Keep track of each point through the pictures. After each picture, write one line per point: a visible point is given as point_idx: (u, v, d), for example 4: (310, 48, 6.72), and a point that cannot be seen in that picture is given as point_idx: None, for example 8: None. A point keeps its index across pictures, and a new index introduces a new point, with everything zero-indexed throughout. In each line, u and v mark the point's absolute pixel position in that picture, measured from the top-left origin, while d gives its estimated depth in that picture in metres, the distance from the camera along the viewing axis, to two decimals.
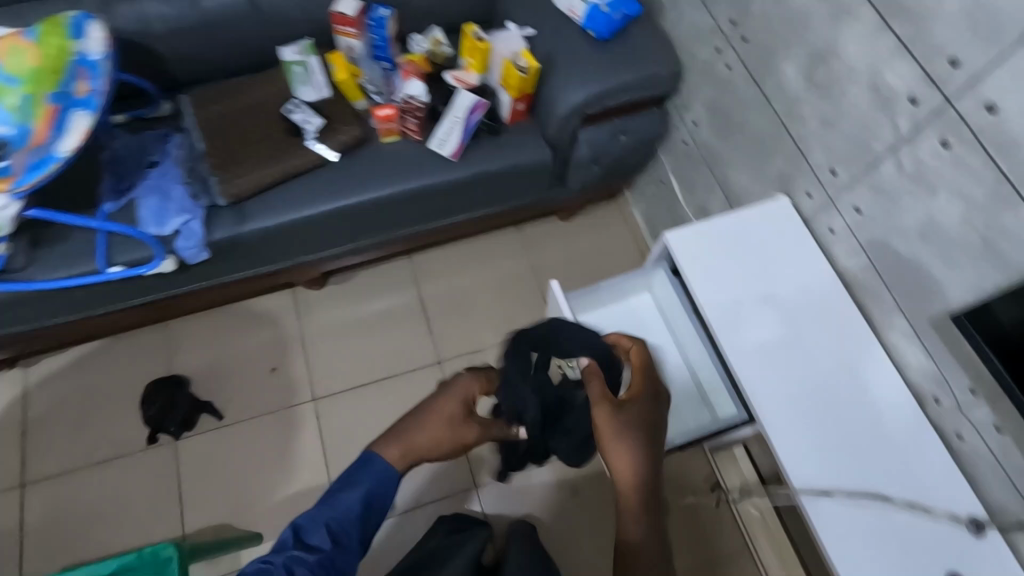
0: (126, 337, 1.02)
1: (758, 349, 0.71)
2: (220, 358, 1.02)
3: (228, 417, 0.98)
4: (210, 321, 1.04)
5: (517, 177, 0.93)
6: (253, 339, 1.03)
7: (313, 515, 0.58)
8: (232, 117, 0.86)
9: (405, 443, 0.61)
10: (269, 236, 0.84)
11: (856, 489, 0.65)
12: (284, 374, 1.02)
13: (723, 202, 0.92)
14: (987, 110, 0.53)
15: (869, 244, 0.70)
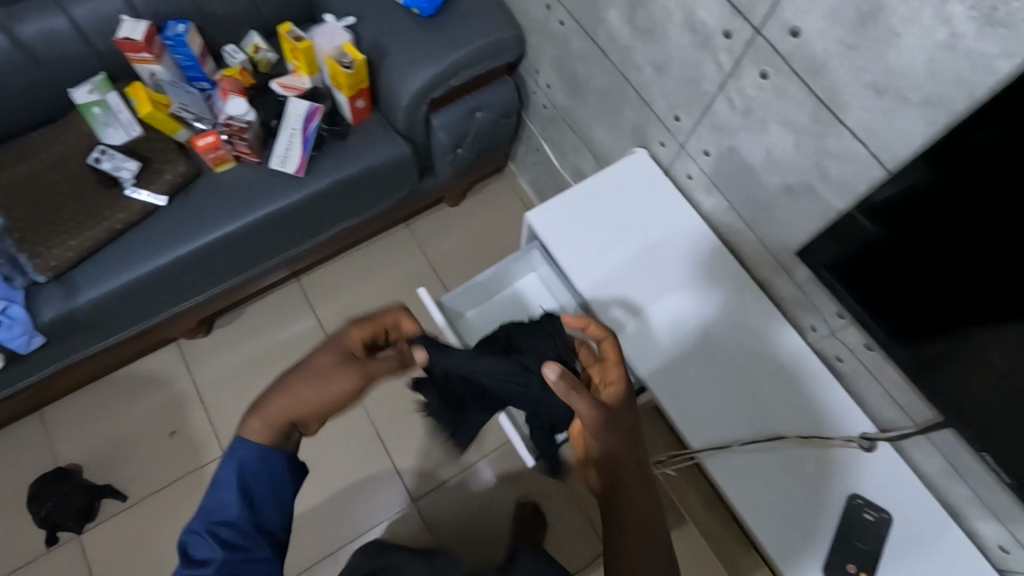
0: (48, 412, 1.27)
1: (618, 294, 0.94)
2: (111, 435, 1.27)
3: (130, 495, 1.23)
4: (92, 399, 1.29)
5: (356, 185, 1.20)
6: (141, 406, 1.30)
7: (192, 529, 0.63)
8: (51, 178, 1.07)
9: (269, 414, 0.68)
10: (102, 301, 1.03)
11: (757, 435, 0.87)
12: (182, 435, 1.28)
13: (589, 153, 1.23)
14: (792, 34, 0.70)
15: (720, 175, 0.93)
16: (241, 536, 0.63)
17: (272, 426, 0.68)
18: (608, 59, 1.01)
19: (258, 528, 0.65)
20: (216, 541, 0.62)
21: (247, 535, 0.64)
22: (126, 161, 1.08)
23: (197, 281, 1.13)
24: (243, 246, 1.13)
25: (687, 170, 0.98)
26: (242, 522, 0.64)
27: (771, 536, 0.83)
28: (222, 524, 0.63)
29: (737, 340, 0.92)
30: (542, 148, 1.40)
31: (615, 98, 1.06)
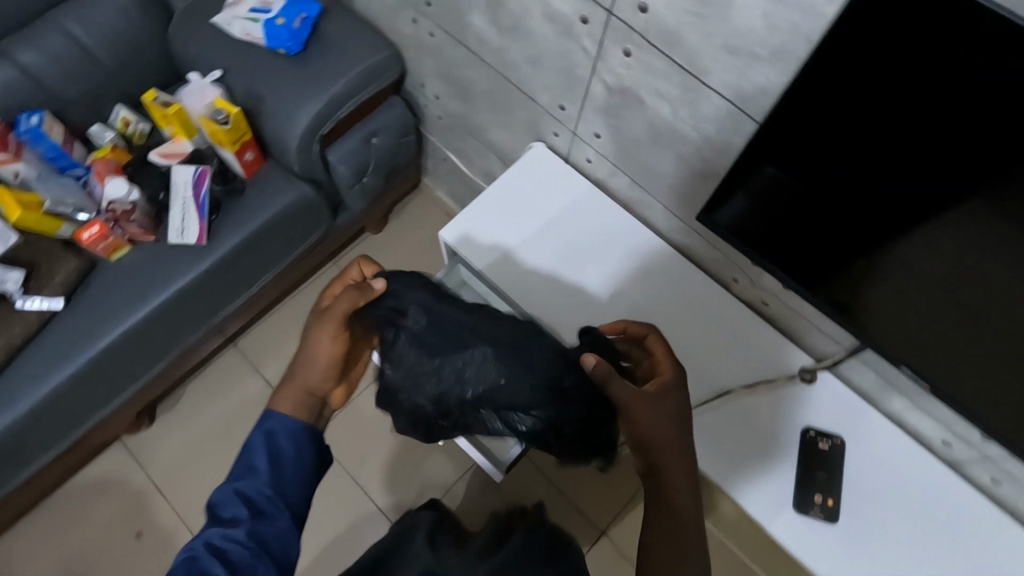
0: (19, 543, 1.38)
1: (599, 278, 1.00)
2: (85, 542, 1.39)
3: (101, 564, 1.38)
4: (56, 522, 1.40)
5: (287, 223, 1.27)
6: (108, 503, 1.43)
7: (223, 493, 0.67)
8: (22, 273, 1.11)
9: (292, 385, 0.74)
10: (89, 368, 1.11)
11: (776, 468, 0.90)
12: (147, 535, 1.40)
13: (492, 146, 1.28)
14: (641, 10, 0.73)
15: (616, 152, 0.97)
16: (267, 501, 0.67)
17: (294, 398, 0.74)
18: (484, 61, 1.05)
19: (281, 497, 0.68)
20: (244, 504, 0.66)
21: (275, 503, 0.67)
22: (129, 185, 1.14)
23: (201, 310, 1.24)
24: (217, 283, 1.22)
25: (585, 155, 1.04)
26: (269, 487, 0.68)
27: (815, 556, 0.85)
28: (256, 493, 0.67)
29: (672, 289, 1.00)
30: (449, 159, 1.50)
31: (505, 98, 1.10)
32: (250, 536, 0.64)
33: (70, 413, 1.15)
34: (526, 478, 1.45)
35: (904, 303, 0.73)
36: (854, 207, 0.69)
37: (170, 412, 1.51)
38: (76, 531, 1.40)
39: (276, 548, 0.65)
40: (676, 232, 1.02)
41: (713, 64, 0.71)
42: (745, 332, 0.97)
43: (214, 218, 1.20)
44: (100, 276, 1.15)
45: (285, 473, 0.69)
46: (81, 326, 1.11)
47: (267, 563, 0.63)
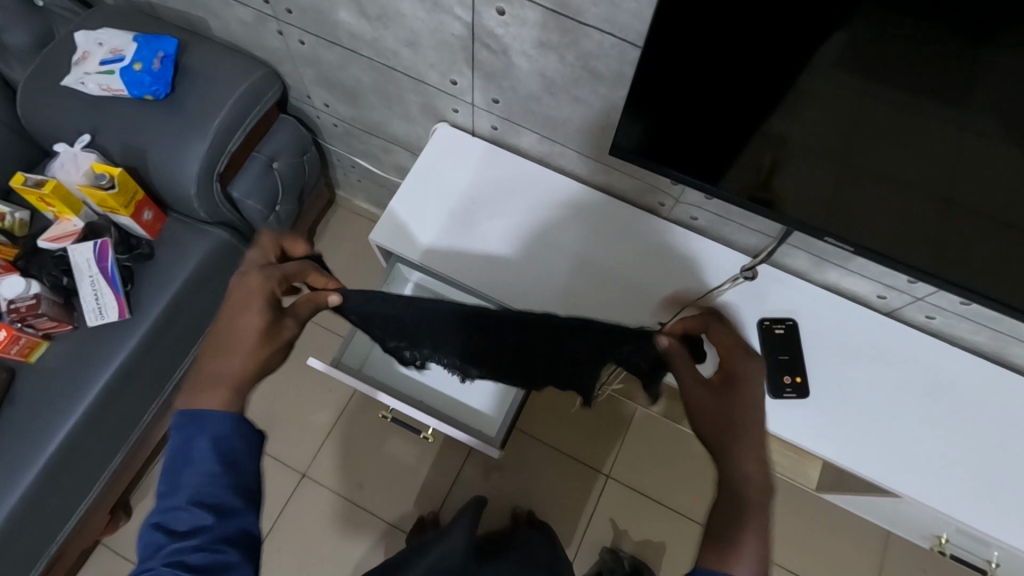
0: None
1: (533, 235, 1.02)
2: None
3: None
4: None
5: (213, 269, 1.21)
6: None
7: (166, 507, 0.58)
8: None
9: (222, 375, 0.64)
10: (44, 481, 1.04)
11: None
12: None
13: (395, 140, 1.26)
14: None
15: (519, 112, 0.98)
16: (229, 497, 0.59)
17: (225, 387, 0.64)
18: (363, 56, 1.02)
19: (242, 490, 0.61)
20: (201, 508, 0.58)
21: (234, 497, 0.60)
22: (24, 278, 1.05)
23: (145, 386, 1.17)
24: (156, 352, 1.16)
25: (489, 123, 1.05)
26: (227, 485, 0.60)
27: (801, 434, 0.91)
28: (211, 494, 0.59)
29: (604, 226, 1.04)
30: (356, 166, 1.48)
31: (394, 89, 1.08)
32: (217, 540, 0.57)
33: (37, 533, 1.07)
34: (521, 450, 1.48)
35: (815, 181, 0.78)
36: (737, 104, 0.72)
37: (147, 502, 1.44)
38: None
39: (248, 538, 0.59)
40: (595, 174, 1.05)
41: (584, 2, 0.72)
42: (679, 248, 1.02)
43: (129, 288, 1.14)
44: (27, 382, 1.08)
45: (242, 471, 0.61)
46: (20, 441, 1.04)
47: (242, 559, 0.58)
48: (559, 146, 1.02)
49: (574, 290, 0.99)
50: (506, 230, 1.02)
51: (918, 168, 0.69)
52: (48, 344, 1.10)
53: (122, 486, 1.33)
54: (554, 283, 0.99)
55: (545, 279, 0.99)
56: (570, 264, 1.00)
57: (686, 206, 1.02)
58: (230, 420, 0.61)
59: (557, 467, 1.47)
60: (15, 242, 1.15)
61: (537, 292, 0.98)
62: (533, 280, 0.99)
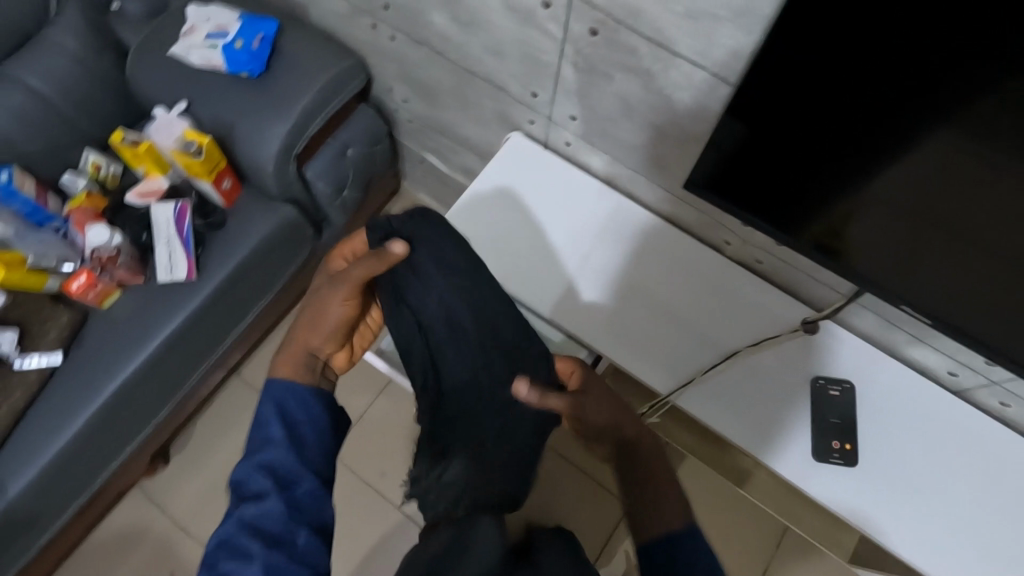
0: None
1: (592, 254, 1.01)
2: None
3: None
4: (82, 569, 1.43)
5: (278, 242, 1.26)
6: (136, 550, 1.45)
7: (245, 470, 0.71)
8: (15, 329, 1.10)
9: (295, 344, 0.82)
10: (100, 419, 1.11)
11: (792, 419, 0.91)
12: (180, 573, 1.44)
13: (465, 143, 1.28)
14: None
15: (593, 132, 0.97)
16: (292, 470, 0.71)
17: (291, 359, 0.81)
18: (448, 58, 1.04)
19: (307, 461, 0.73)
20: (268, 477, 0.70)
21: (298, 469, 0.72)
22: (110, 229, 1.12)
23: (199, 346, 1.24)
24: (215, 314, 1.23)
25: (563, 138, 1.04)
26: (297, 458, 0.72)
27: (842, 500, 0.86)
28: (280, 462, 0.71)
29: (663, 256, 1.02)
30: (424, 162, 1.51)
31: (473, 95, 1.10)
32: (284, 507, 0.68)
33: (85, 467, 1.15)
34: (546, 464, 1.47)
35: (895, 244, 0.74)
36: (823, 153, 0.69)
37: (185, 452, 1.53)
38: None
39: (313, 514, 0.71)
40: (660, 203, 1.03)
41: (678, 33, 0.71)
42: (738, 289, 0.99)
43: (200, 252, 1.20)
44: (95, 326, 1.14)
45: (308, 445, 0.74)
46: (83, 379, 1.11)
47: (305, 528, 0.69)
48: (629, 171, 1.00)
49: (626, 316, 0.98)
50: (568, 250, 1.01)
51: (1019, 245, 0.64)
52: (121, 292, 1.17)
53: (164, 435, 1.41)
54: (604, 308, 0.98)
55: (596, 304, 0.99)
56: (627, 292, 0.99)
57: (751, 249, 0.99)
58: (290, 393, 0.77)
59: (579, 488, 1.45)
60: (106, 193, 1.24)
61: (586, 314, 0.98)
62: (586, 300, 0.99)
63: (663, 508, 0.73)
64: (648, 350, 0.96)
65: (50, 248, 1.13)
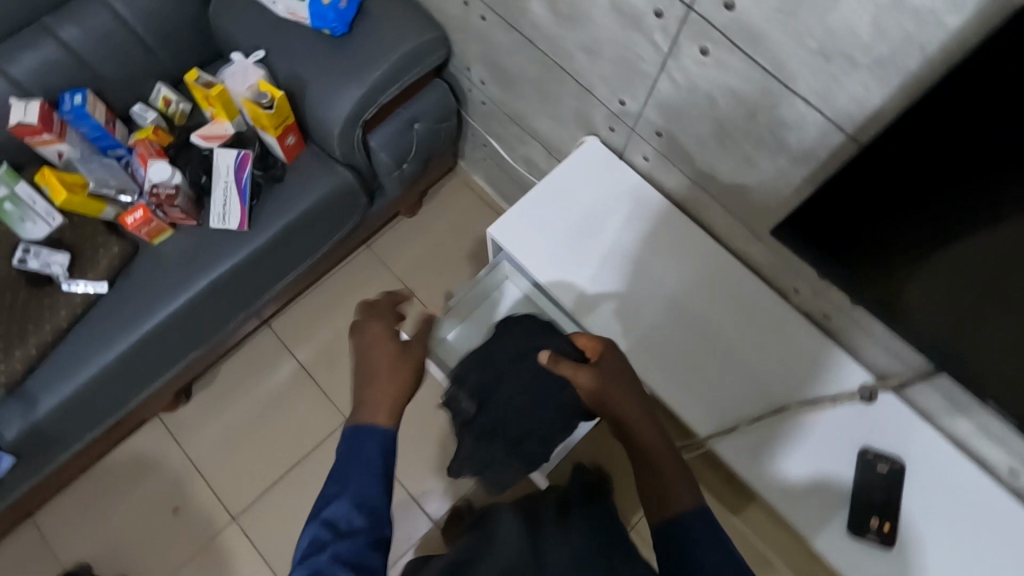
0: (58, 501, 1.45)
1: (652, 280, 0.97)
2: (122, 511, 1.46)
3: (139, 529, 1.45)
4: (93, 486, 1.47)
5: (332, 205, 1.25)
6: (147, 477, 1.49)
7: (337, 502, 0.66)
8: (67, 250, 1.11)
9: (381, 392, 0.74)
10: (134, 352, 1.12)
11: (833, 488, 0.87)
12: (184, 507, 1.47)
13: (535, 137, 1.24)
14: (725, 7, 0.68)
15: (676, 153, 0.93)
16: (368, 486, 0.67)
17: (385, 403, 0.73)
18: (538, 49, 1.00)
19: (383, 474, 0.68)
20: (359, 511, 0.65)
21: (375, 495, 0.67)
22: (171, 168, 1.12)
23: (238, 296, 1.24)
24: (259, 266, 1.22)
25: (642, 152, 1.00)
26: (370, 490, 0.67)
27: None
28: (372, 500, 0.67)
29: (727, 293, 0.97)
30: (487, 146, 1.48)
31: (555, 90, 1.06)
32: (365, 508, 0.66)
33: (112, 395, 1.17)
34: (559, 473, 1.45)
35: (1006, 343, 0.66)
36: (942, 228, 0.63)
37: (206, 391, 1.56)
38: (115, 502, 1.46)
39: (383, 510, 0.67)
40: (731, 236, 0.99)
41: (800, 68, 0.66)
42: (798, 340, 0.94)
43: (255, 203, 1.19)
44: (143, 260, 1.14)
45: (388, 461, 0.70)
46: (123, 310, 1.11)
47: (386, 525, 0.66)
48: (707, 198, 0.96)
49: (676, 347, 0.95)
50: (628, 270, 0.98)
51: None
52: (172, 232, 1.16)
53: (190, 373, 1.44)
54: (656, 335, 0.95)
55: (649, 331, 0.96)
56: (682, 322, 0.96)
57: (820, 301, 0.93)
58: (382, 435, 0.71)
59: None
60: (172, 129, 1.24)
61: (636, 337, 0.95)
62: (637, 325, 0.96)
63: (676, 486, 0.70)
64: (690, 386, 0.93)
65: (112, 176, 1.13)
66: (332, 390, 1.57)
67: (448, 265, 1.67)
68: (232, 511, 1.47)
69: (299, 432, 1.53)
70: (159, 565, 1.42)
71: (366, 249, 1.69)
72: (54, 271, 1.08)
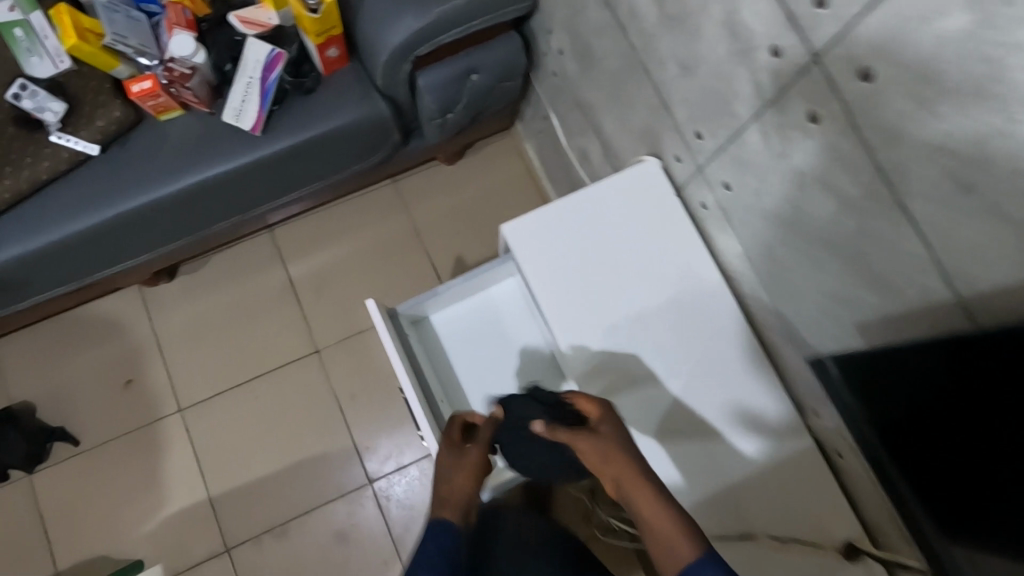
0: (25, 334, 1.45)
1: (659, 344, 0.84)
2: (79, 366, 1.45)
3: (90, 389, 1.44)
4: (60, 333, 1.46)
5: (357, 136, 1.13)
6: (111, 341, 1.46)
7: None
8: (69, 99, 1.03)
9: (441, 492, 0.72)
10: (109, 228, 1.05)
11: None
12: (137, 382, 1.45)
13: (595, 131, 1.09)
14: (862, 76, 0.52)
15: (737, 215, 0.78)
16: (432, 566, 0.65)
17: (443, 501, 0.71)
18: (627, 41, 0.84)
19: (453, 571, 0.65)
20: None
21: None
22: (195, 44, 1.02)
23: (234, 201, 1.15)
24: (262, 177, 1.12)
25: (702, 198, 0.85)
26: None
27: None
28: None
29: (740, 390, 0.83)
30: (547, 120, 1.32)
31: (631, 93, 0.91)
32: None
33: (80, 262, 1.11)
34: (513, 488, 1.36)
35: None
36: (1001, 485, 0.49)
37: (192, 276, 1.51)
38: (75, 355, 1.45)
39: None
40: (765, 326, 0.84)
41: (926, 185, 0.51)
42: (797, 468, 0.81)
43: (276, 108, 1.08)
44: (144, 133, 1.06)
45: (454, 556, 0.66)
46: (107, 180, 1.03)
47: None
48: (756, 277, 0.81)
49: (658, 428, 0.82)
50: (637, 323, 0.85)
51: None
52: (182, 113, 1.07)
53: (177, 257, 1.38)
54: (642, 405, 0.83)
55: (633, 399, 0.83)
56: (674, 402, 0.83)
57: (840, 437, 0.80)
58: (444, 524, 0.69)
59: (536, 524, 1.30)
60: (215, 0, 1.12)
61: (617, 400, 0.83)
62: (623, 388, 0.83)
63: (669, 529, 0.58)
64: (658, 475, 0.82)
65: (134, 33, 1.02)
66: (311, 317, 1.50)
67: (469, 229, 1.55)
68: (181, 404, 1.45)
69: (266, 348, 1.48)
70: (99, 429, 1.42)
71: (391, 184, 1.58)
72: (47, 117, 1.01)
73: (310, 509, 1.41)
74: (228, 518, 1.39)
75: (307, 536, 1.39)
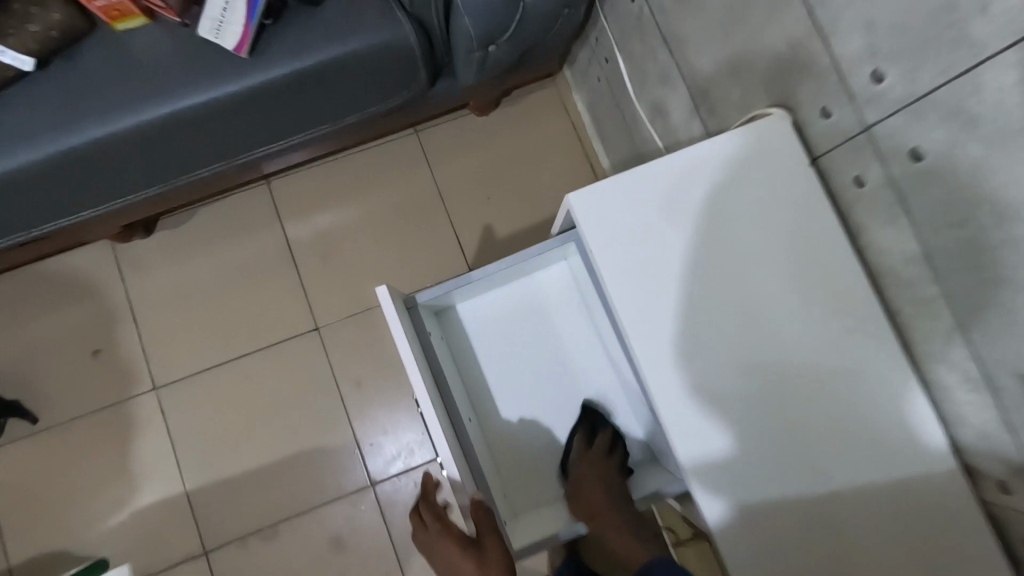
0: None
1: (773, 368, 0.63)
2: (42, 331, 1.24)
3: (54, 358, 1.24)
4: (21, 292, 1.25)
5: (377, 67, 0.89)
6: (79, 305, 1.25)
7: None
8: None
9: None
10: (54, 168, 0.82)
11: None
12: (107, 354, 1.24)
13: (684, 76, 0.84)
14: None
15: (924, 195, 0.55)
16: None
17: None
18: None
19: None
20: None
21: None
22: None
23: (216, 143, 0.91)
24: (253, 114, 0.88)
25: (856, 170, 0.61)
26: None
27: None
28: None
29: (883, 439, 0.62)
30: (610, 63, 1.06)
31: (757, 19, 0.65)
32: None
33: (22, 209, 0.88)
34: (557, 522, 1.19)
35: None
36: None
37: (173, 233, 1.28)
38: (38, 318, 1.24)
39: None
40: (928, 355, 0.61)
41: None
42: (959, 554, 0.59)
43: (270, 22, 0.83)
44: (98, 48, 0.81)
45: None
46: (51, 106, 0.80)
47: None
48: (935, 288, 0.58)
49: (772, 477, 0.61)
50: (746, 337, 0.63)
51: None
52: (145, 23, 0.83)
53: (153, 209, 1.15)
54: (758, 446, 0.61)
55: (740, 438, 0.62)
56: (790, 450, 0.62)
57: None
58: None
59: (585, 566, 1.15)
60: None
61: (725, 438, 0.62)
62: (734, 422, 0.62)
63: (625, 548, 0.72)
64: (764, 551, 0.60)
65: None
66: (311, 288, 1.28)
67: (501, 194, 1.31)
68: (156, 381, 1.24)
69: (257, 322, 1.26)
70: (63, 405, 1.22)
71: (411, 136, 1.32)
72: None
73: (302, 512, 1.21)
74: (206, 517, 1.20)
75: (297, 542, 1.20)
